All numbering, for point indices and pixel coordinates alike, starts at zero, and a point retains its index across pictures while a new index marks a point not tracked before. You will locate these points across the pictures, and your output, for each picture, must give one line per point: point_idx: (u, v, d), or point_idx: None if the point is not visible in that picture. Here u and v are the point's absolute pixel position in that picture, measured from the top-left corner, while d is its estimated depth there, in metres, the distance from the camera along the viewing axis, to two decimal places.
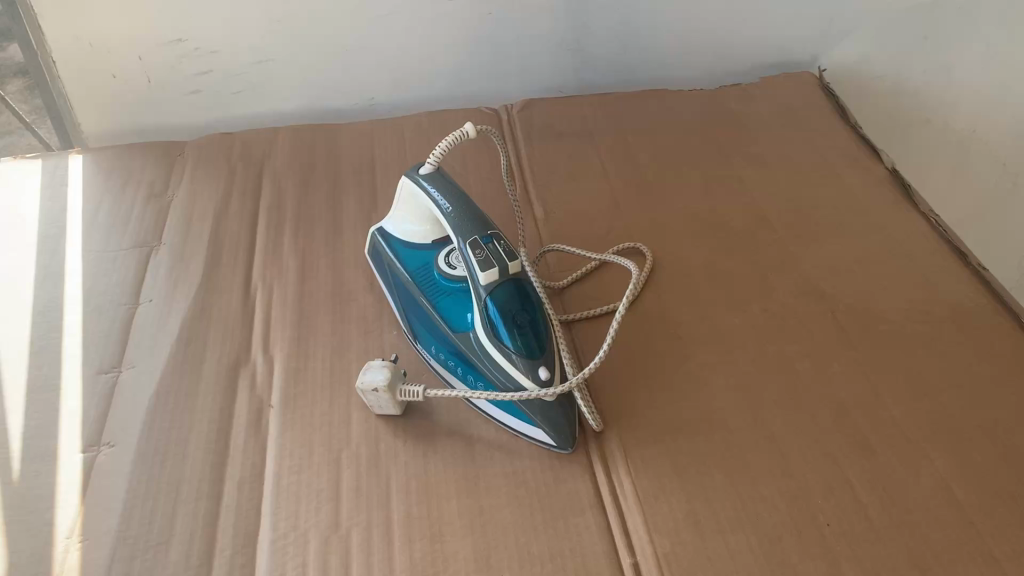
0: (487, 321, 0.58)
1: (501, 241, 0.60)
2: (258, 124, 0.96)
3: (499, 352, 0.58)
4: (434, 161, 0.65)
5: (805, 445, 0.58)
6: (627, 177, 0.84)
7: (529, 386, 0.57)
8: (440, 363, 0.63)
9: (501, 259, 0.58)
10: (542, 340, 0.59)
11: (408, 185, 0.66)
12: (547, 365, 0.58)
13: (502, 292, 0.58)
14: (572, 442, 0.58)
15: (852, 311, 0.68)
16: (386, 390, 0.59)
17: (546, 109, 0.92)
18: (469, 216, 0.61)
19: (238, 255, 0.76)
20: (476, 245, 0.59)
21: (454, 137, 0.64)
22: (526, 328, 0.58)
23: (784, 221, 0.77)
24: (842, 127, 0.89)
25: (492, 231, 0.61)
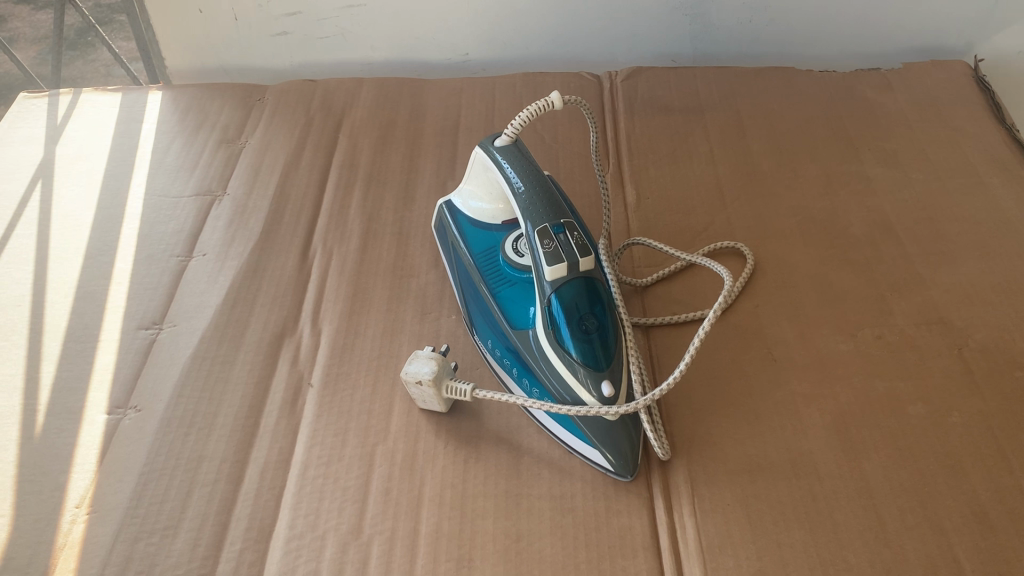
0: (549, 322, 0.52)
1: (575, 231, 0.52)
2: (346, 73, 0.91)
3: (560, 359, 0.51)
4: (511, 133, 0.58)
5: (907, 508, 0.49)
6: (735, 165, 0.75)
7: (590, 402, 0.50)
8: (496, 359, 0.57)
9: (571, 253, 0.51)
10: (610, 349, 0.51)
11: (482, 156, 0.59)
12: (613, 379, 0.51)
13: (570, 291, 0.51)
14: (633, 470, 0.51)
15: (983, 351, 0.57)
16: (431, 382, 0.53)
17: (654, 79, 0.83)
18: (543, 199, 0.54)
19: (302, 213, 0.71)
20: (545, 234, 0.52)
21: (535, 107, 0.56)
22: (592, 334, 0.51)
23: (912, 233, 0.67)
24: (994, 127, 0.77)
25: (566, 219, 0.53)
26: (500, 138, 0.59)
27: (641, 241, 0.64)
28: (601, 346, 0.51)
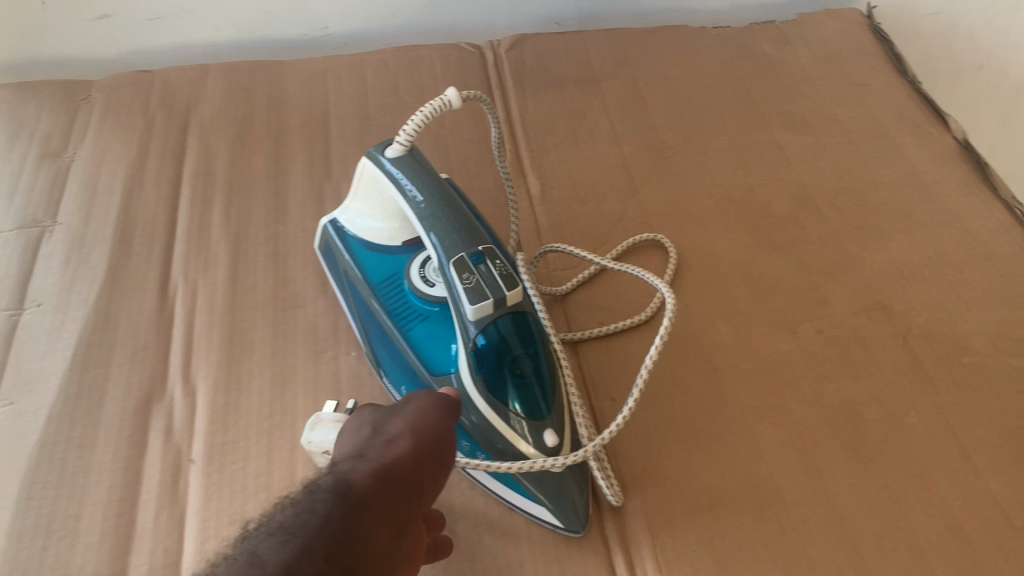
0: (476, 367, 0.44)
1: (496, 259, 0.44)
2: (187, 60, 0.78)
3: (493, 409, 0.44)
4: (404, 141, 0.49)
5: (882, 531, 0.45)
6: (641, 141, 0.68)
7: (532, 456, 0.43)
8: None
9: (497, 288, 0.43)
10: (549, 391, 0.45)
11: (372, 168, 0.50)
12: (556, 426, 0.44)
13: (498, 333, 0.43)
14: (584, 524, 0.45)
15: (927, 337, 0.54)
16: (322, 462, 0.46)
17: (540, 48, 0.76)
18: (454, 222, 0.46)
19: (155, 240, 0.61)
20: (463, 266, 0.44)
21: (431, 108, 0.48)
22: (528, 378, 0.44)
23: (834, 207, 0.63)
24: (896, 79, 0.74)
25: (485, 244, 0.45)
26: (391, 147, 0.50)
27: (557, 246, 0.57)
28: (537, 391, 0.44)
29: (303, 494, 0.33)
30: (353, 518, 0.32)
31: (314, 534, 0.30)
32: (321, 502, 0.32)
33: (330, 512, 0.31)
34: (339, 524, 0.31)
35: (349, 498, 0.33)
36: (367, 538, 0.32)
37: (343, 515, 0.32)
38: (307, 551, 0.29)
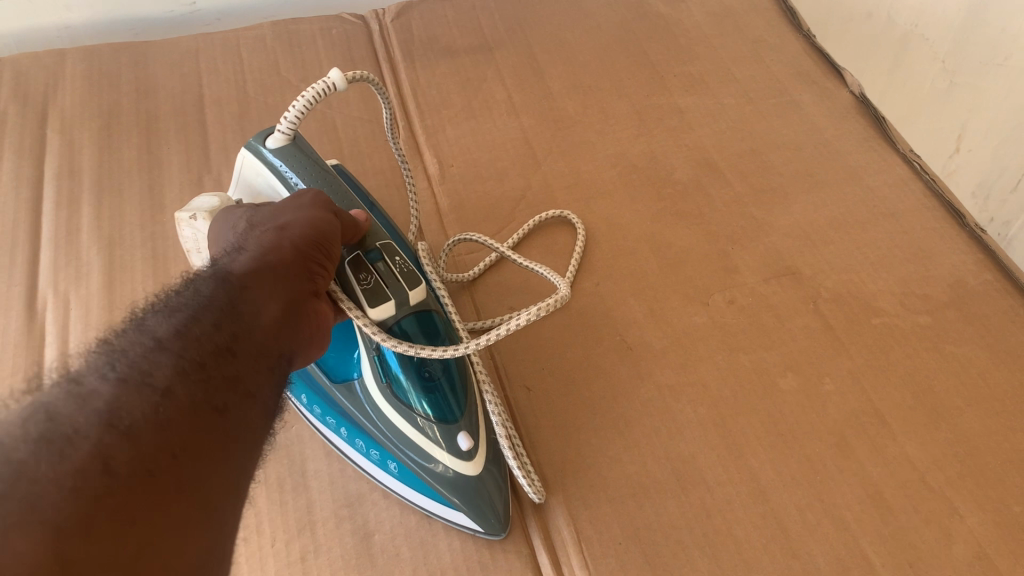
0: (381, 374, 0.41)
1: (396, 256, 0.39)
2: (39, 45, 0.70)
3: (401, 415, 0.41)
4: (287, 131, 0.42)
5: (806, 505, 0.45)
6: (538, 111, 0.66)
7: (446, 460, 0.41)
8: (319, 420, 0.46)
9: (398, 287, 0.38)
10: (459, 392, 0.42)
11: (250, 160, 0.44)
12: (469, 428, 0.41)
13: (401, 335, 0.39)
14: (505, 524, 0.43)
15: (838, 300, 0.54)
16: (209, 215, 0.41)
17: (427, 16, 0.72)
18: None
19: (16, 249, 0.55)
20: (360, 263, 0.38)
21: (316, 94, 0.41)
22: (438, 380, 0.41)
23: (737, 169, 0.62)
24: (790, 35, 0.73)
25: (383, 241, 0.40)
26: (273, 138, 0.43)
27: (468, 234, 0.54)
28: (446, 392, 0.41)
29: (182, 283, 0.32)
30: (237, 301, 0.31)
31: (198, 309, 0.29)
32: (200, 293, 0.30)
33: (214, 293, 0.30)
34: (227, 309, 0.30)
35: (229, 287, 0.31)
36: (257, 315, 0.31)
37: (228, 299, 0.31)
38: (192, 322, 0.28)
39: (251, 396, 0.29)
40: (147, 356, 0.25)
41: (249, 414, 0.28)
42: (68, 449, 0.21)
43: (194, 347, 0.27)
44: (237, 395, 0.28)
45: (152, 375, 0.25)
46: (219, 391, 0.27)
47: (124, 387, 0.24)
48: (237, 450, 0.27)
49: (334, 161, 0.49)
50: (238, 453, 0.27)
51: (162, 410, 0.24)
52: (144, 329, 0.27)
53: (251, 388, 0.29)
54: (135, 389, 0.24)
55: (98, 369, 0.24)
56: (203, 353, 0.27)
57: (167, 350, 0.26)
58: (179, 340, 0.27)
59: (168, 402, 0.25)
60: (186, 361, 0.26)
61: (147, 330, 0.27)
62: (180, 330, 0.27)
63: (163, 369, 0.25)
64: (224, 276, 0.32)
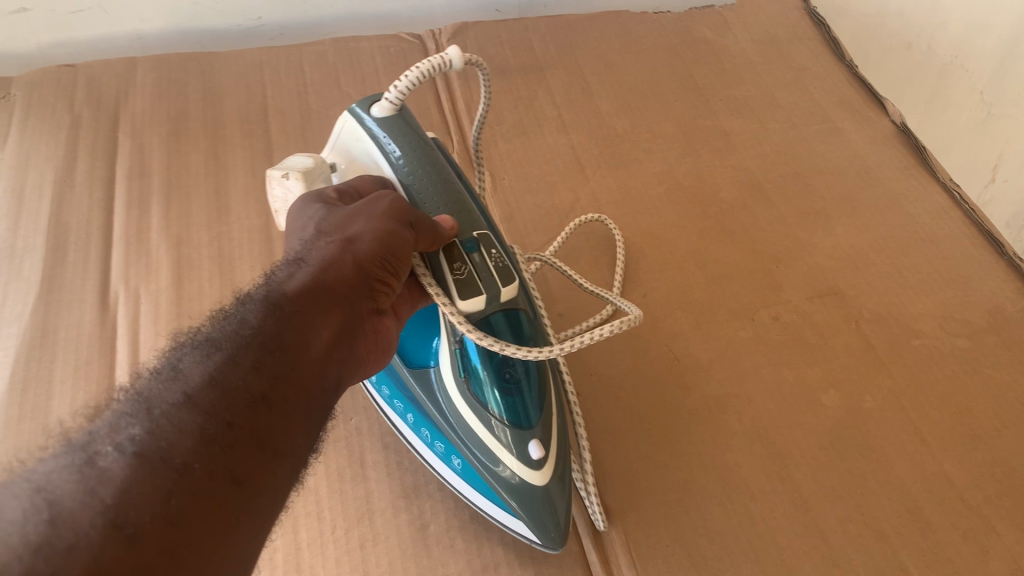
0: (458, 368, 0.40)
1: (493, 248, 0.38)
2: (111, 52, 0.74)
3: (474, 413, 0.39)
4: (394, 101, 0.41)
5: (846, 517, 0.46)
6: (588, 129, 0.68)
7: (516, 471, 0.39)
8: (390, 405, 0.47)
9: (492, 281, 0.37)
10: (538, 396, 0.39)
11: (351, 126, 0.43)
12: (545, 437, 0.39)
13: (489, 330, 0.37)
14: (562, 540, 0.42)
15: (879, 321, 0.55)
16: (301, 175, 0.41)
17: (481, 35, 0.75)
18: (445, 201, 0.40)
19: (90, 245, 0.58)
20: (454, 252, 0.37)
21: (429, 68, 0.40)
22: (518, 381, 0.39)
23: (781, 192, 0.64)
24: (834, 63, 0.75)
25: (479, 231, 0.39)
26: (381, 104, 0.42)
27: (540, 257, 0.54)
28: (525, 395, 0.39)
29: (233, 305, 0.31)
30: (285, 327, 0.30)
31: (238, 348, 0.28)
32: (242, 323, 0.29)
33: (258, 326, 0.29)
34: (274, 342, 0.29)
35: (278, 311, 0.30)
36: (306, 343, 0.30)
37: (274, 329, 0.29)
38: (229, 366, 0.27)
39: (284, 453, 0.27)
40: (174, 420, 0.24)
41: (277, 475, 0.26)
42: (63, 562, 0.20)
43: (227, 403, 0.26)
44: (270, 450, 0.27)
45: (174, 446, 0.24)
46: (250, 450, 0.26)
47: (141, 463, 0.23)
48: (255, 523, 0.25)
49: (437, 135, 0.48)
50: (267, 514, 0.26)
51: (177, 495, 0.23)
52: (173, 383, 0.26)
53: (285, 442, 0.27)
54: (153, 462, 0.23)
55: (117, 443, 0.23)
56: (236, 408, 0.26)
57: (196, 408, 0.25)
58: (211, 396, 0.26)
59: (186, 480, 0.23)
60: (214, 421, 0.25)
61: (180, 385, 0.26)
62: (215, 376, 0.27)
63: (186, 433, 0.24)
64: (277, 296, 0.31)
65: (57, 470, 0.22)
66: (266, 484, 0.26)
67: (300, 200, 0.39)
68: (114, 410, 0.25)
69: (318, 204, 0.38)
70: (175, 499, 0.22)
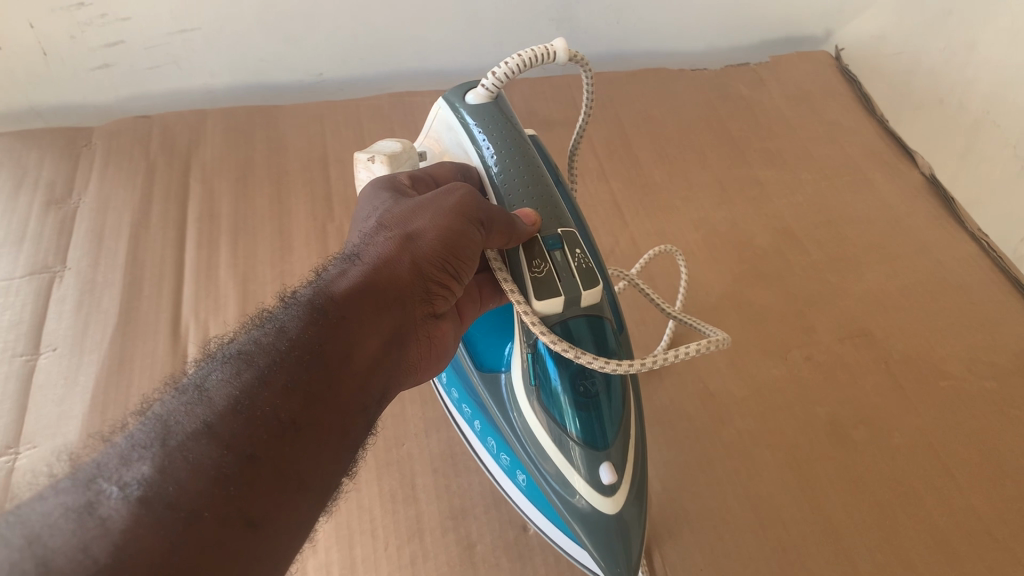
0: (534, 379, 0.40)
1: (576, 249, 0.37)
2: (183, 104, 0.79)
3: (549, 426, 0.39)
4: (491, 87, 0.42)
5: (874, 546, 0.48)
6: (628, 179, 0.72)
7: (585, 489, 0.38)
8: (462, 410, 0.50)
9: (572, 282, 0.36)
10: (614, 414, 0.38)
11: (445, 113, 0.45)
12: (618, 458, 0.38)
13: (566, 335, 0.36)
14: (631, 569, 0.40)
15: (908, 362, 0.58)
16: (385, 158, 0.46)
17: (528, 91, 0.79)
18: (530, 186, 0.40)
19: (163, 281, 0.62)
20: (535, 249, 0.37)
21: (530, 56, 0.40)
22: (594, 396, 0.38)
23: (813, 239, 0.67)
24: (865, 118, 0.78)
25: (564, 229, 0.38)
26: (478, 91, 0.43)
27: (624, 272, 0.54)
28: (602, 412, 0.38)
29: (279, 312, 0.32)
30: (323, 342, 0.30)
31: (269, 369, 0.28)
32: (280, 337, 0.30)
33: (295, 343, 0.30)
34: (309, 357, 0.29)
35: (317, 326, 0.31)
36: (346, 358, 0.31)
37: (309, 348, 0.30)
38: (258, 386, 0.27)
39: (307, 486, 0.27)
40: (188, 455, 0.24)
41: (298, 507, 0.26)
42: None
43: (248, 434, 0.26)
44: (289, 486, 0.26)
45: (181, 488, 0.23)
46: (267, 489, 0.25)
47: (144, 509, 0.22)
48: (271, 559, 0.25)
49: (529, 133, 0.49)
50: (285, 554, 0.25)
51: (181, 542, 0.22)
52: (196, 411, 0.26)
53: (310, 474, 0.27)
54: (158, 509, 0.23)
55: (124, 485, 0.23)
56: (259, 438, 0.26)
57: (214, 442, 0.25)
58: (231, 425, 0.26)
59: (193, 529, 0.23)
60: (231, 457, 0.25)
61: (206, 409, 0.26)
62: (242, 400, 0.27)
63: (201, 470, 0.24)
64: (319, 308, 0.31)
65: (56, 514, 0.22)
66: (282, 518, 0.26)
67: (372, 190, 0.40)
68: (133, 437, 0.25)
69: (384, 197, 0.39)
70: (179, 550, 0.22)
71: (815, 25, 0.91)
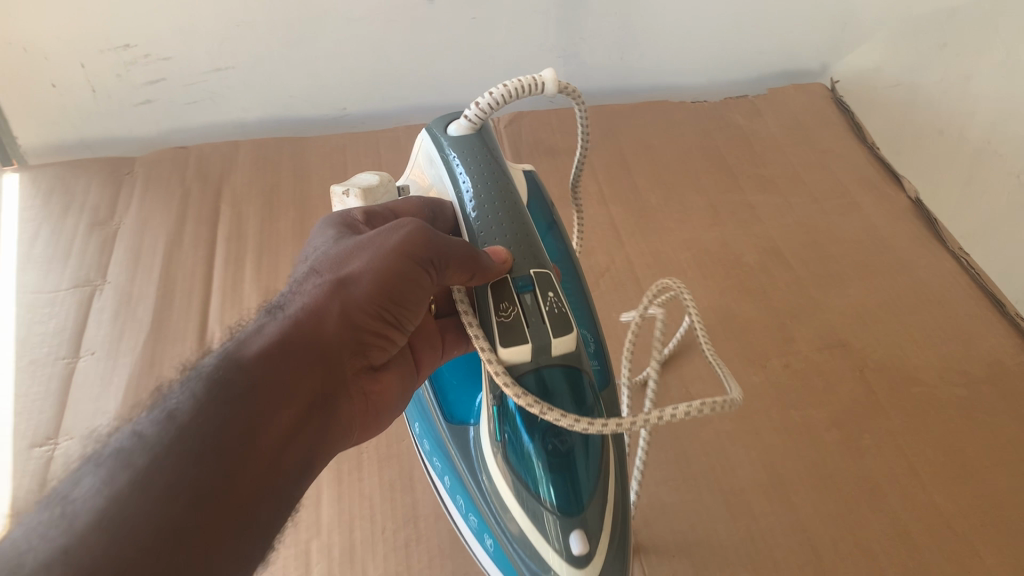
0: (501, 437, 0.37)
1: (548, 292, 0.36)
2: (218, 137, 0.86)
3: (519, 490, 0.36)
4: (472, 119, 0.43)
5: (839, 537, 0.51)
6: (626, 203, 0.76)
7: (557, 563, 0.34)
8: (434, 466, 0.49)
9: (540, 329, 0.34)
10: (591, 476, 0.34)
11: (428, 143, 0.47)
12: (593, 526, 0.34)
13: (537, 386, 0.34)
14: None
15: (883, 370, 0.61)
16: (360, 192, 0.51)
17: (535, 122, 0.84)
18: (502, 220, 0.40)
19: (193, 293, 0.68)
20: (504, 292, 0.36)
21: (512, 89, 0.41)
22: (568, 454, 0.34)
23: (800, 258, 0.71)
24: (857, 146, 0.82)
25: (536, 271, 0.37)
26: (461, 123, 0.44)
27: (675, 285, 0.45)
28: (578, 474, 0.34)
29: (198, 372, 0.30)
30: (238, 405, 0.29)
31: (172, 438, 0.27)
32: (189, 404, 0.28)
33: (204, 412, 0.28)
34: (222, 423, 0.28)
35: (234, 393, 0.29)
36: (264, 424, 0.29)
37: (222, 418, 0.28)
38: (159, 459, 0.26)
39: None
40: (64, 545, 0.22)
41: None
42: None
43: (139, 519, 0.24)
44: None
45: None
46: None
47: None
48: None
49: (524, 167, 0.51)
50: None
51: None
52: (83, 497, 0.24)
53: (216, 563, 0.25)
54: None
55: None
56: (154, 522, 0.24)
57: (149, 493, 0.24)
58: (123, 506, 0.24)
59: None
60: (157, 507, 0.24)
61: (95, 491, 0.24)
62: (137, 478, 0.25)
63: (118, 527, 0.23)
64: (239, 369, 0.30)
65: None
66: None
67: (320, 231, 0.41)
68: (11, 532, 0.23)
69: (331, 240, 0.39)
70: None
71: (813, 60, 0.95)
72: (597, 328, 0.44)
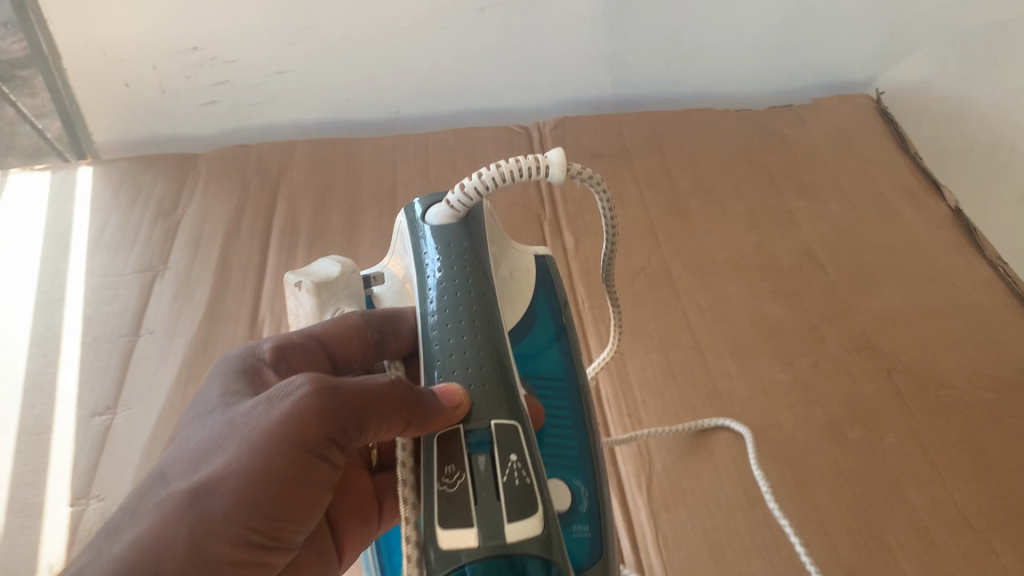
0: None
1: (509, 457, 0.34)
2: (278, 137, 0.90)
3: None
4: (456, 205, 0.42)
5: (854, 529, 0.52)
6: (664, 206, 0.78)
7: None
8: None
9: (486, 508, 0.32)
10: None
11: (408, 222, 0.47)
12: None
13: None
14: None
15: (911, 372, 0.61)
16: (309, 287, 0.51)
17: (580, 126, 0.87)
18: (460, 329, 0.39)
19: (247, 279, 0.72)
20: (454, 453, 0.34)
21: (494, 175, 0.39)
22: None
23: (835, 263, 0.71)
24: (899, 155, 0.82)
25: (499, 420, 0.35)
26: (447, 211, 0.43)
27: None
28: None
29: None
30: None
31: None
32: None
33: None
34: None
35: None
36: None
37: None
38: None
39: None
40: None
41: None
42: None
43: None
44: None
45: None
46: None
47: None
48: None
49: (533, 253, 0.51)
50: None
51: None
52: None
53: None
54: None
55: None
56: None
57: None
58: None
59: None
60: None
61: None
62: None
63: None
64: None
65: None
66: None
67: (222, 380, 0.40)
68: None
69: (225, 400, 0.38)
70: None
71: None
72: (597, 466, 0.42)
